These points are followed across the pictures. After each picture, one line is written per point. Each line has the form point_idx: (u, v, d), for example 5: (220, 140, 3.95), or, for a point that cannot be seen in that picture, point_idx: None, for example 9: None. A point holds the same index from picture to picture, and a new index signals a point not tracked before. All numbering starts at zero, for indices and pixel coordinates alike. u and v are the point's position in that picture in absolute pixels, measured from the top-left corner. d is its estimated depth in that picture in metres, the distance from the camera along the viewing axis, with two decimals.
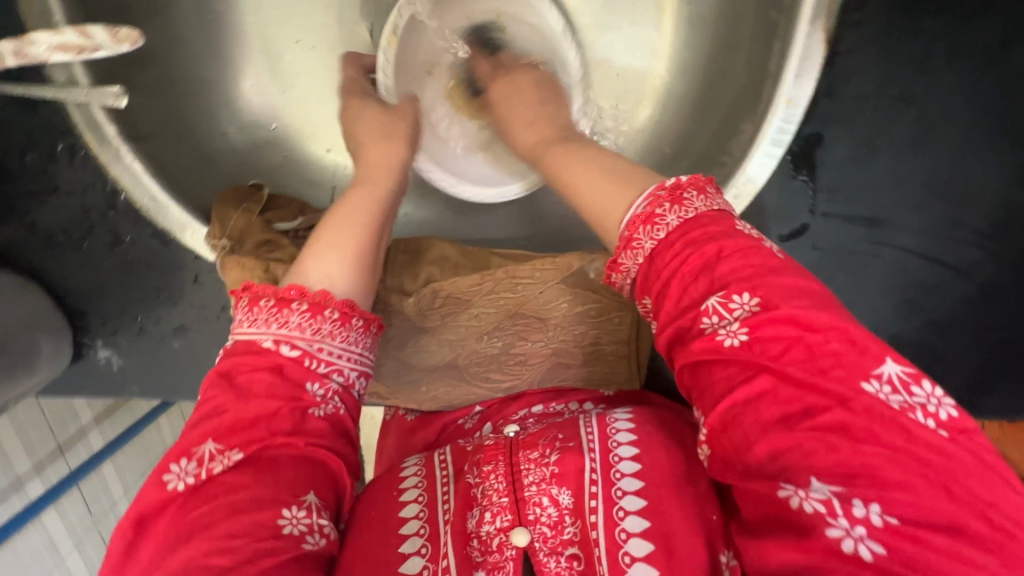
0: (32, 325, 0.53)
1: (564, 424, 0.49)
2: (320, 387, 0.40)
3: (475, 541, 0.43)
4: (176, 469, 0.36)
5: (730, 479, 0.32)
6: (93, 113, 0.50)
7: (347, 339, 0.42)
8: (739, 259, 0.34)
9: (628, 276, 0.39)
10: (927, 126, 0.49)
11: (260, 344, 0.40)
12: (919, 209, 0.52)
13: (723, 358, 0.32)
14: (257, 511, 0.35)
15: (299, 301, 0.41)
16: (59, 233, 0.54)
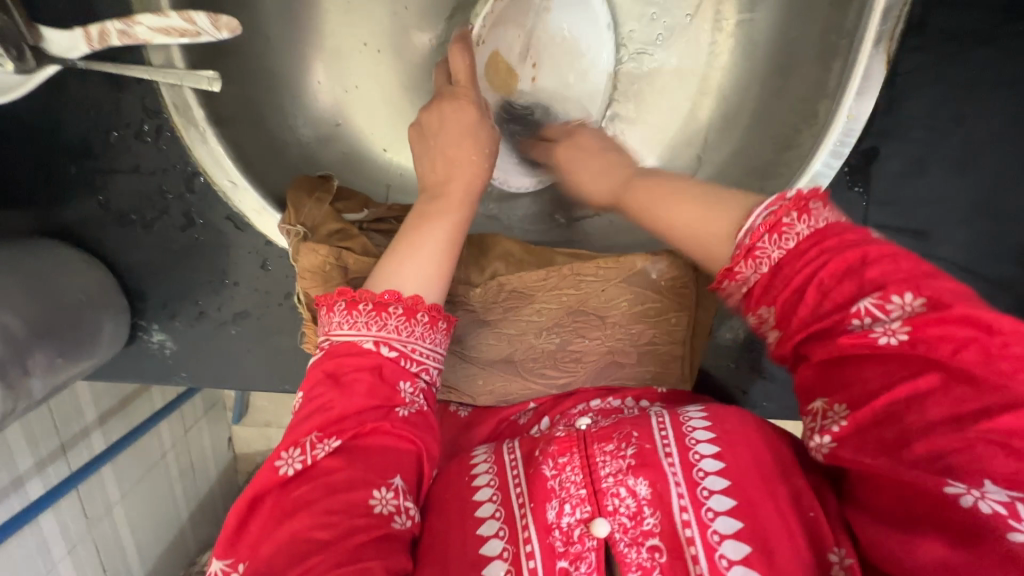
0: (99, 302, 0.53)
1: (636, 418, 0.50)
2: (410, 385, 0.44)
3: (556, 531, 0.44)
4: (286, 457, 0.40)
5: (867, 461, 0.32)
6: (185, 94, 0.51)
7: (435, 342, 0.46)
8: (890, 262, 0.36)
9: (745, 285, 0.42)
10: (974, 146, 0.53)
11: (362, 346, 0.43)
12: (963, 225, 0.55)
13: (875, 354, 0.34)
14: (351, 491, 0.39)
15: (396, 305, 0.45)
16: (132, 212, 0.54)
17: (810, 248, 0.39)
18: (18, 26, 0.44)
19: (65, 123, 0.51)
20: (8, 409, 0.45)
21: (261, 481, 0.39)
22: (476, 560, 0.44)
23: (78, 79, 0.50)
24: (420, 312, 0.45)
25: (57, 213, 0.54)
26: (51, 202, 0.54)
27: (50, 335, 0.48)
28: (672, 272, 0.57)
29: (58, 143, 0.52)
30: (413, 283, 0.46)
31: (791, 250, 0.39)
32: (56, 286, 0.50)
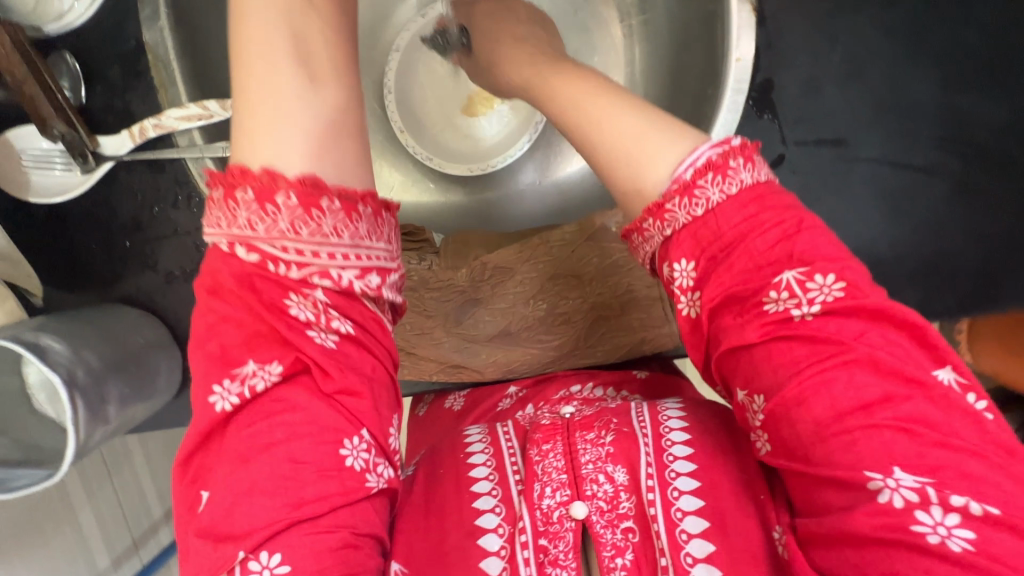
0: (155, 346, 0.64)
1: (616, 410, 0.53)
2: (300, 300, 0.38)
3: (539, 511, 0.47)
4: (222, 390, 0.38)
5: (794, 466, 0.39)
6: (206, 164, 0.63)
7: (355, 236, 0.39)
8: (813, 235, 0.41)
9: (694, 212, 0.41)
10: (855, 58, 0.62)
11: (222, 248, 0.38)
12: (876, 125, 0.63)
13: (801, 337, 0.39)
14: (317, 438, 0.38)
15: (245, 189, 0.37)
16: (177, 270, 0.66)
17: (749, 196, 0.41)
18: (83, 139, 0.60)
19: (117, 207, 0.64)
20: (91, 433, 0.54)
21: (203, 418, 0.38)
22: (472, 529, 0.47)
23: (124, 170, 0.63)
24: (326, 201, 0.38)
25: (119, 284, 0.66)
26: (113, 275, 0.66)
27: (121, 371, 0.58)
28: None
29: (113, 225, 0.64)
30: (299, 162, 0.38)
31: (710, 210, 0.41)
32: (122, 334, 0.61)
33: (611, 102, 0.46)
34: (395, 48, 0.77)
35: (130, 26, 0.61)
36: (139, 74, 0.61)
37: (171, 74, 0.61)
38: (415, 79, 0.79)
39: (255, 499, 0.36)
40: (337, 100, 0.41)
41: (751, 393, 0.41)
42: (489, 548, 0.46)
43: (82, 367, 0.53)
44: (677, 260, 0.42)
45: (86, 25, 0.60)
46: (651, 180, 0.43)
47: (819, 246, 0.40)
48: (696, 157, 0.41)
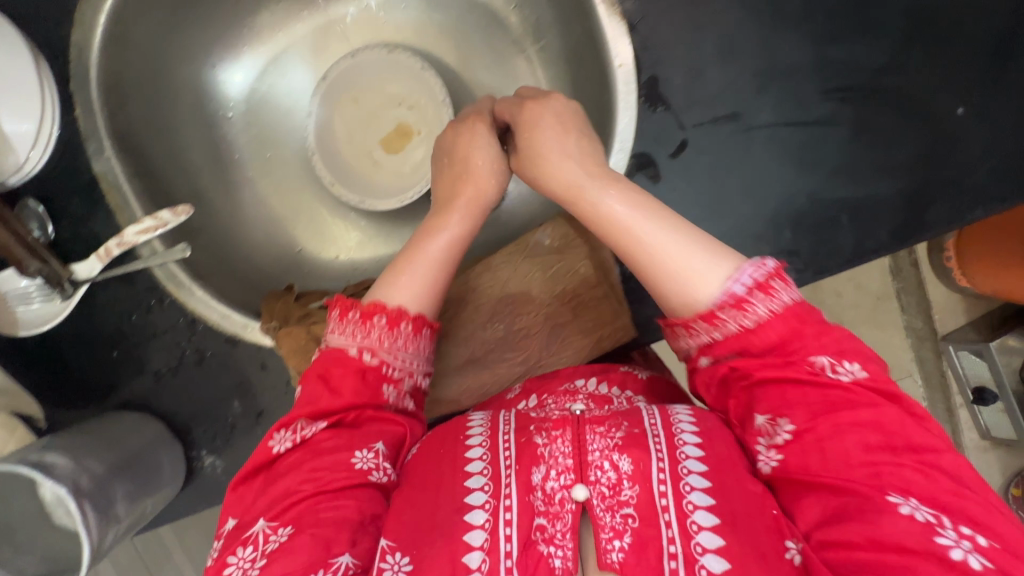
0: (155, 442, 0.68)
1: (628, 413, 0.55)
2: (394, 388, 0.59)
3: (539, 492, 0.50)
4: (279, 437, 0.55)
5: (821, 478, 0.47)
6: (171, 268, 0.69)
7: (417, 349, 0.61)
8: (840, 332, 0.53)
9: (740, 318, 0.51)
10: (729, 38, 0.66)
11: (349, 351, 0.58)
12: (765, 91, 0.66)
13: (846, 388, 0.49)
14: (336, 455, 0.53)
15: (380, 316, 0.59)
16: (163, 368, 0.71)
17: (783, 312, 0.51)
18: (58, 270, 0.66)
19: (100, 322, 0.70)
20: (104, 534, 0.58)
21: (259, 455, 0.56)
22: (460, 506, 0.50)
23: (102, 289, 0.70)
24: (404, 322, 0.60)
25: (114, 391, 0.71)
26: (108, 385, 0.71)
27: (125, 470, 0.62)
28: (559, 232, 0.70)
29: (100, 339, 0.71)
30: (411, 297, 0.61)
31: (757, 325, 0.51)
32: (122, 438, 0.65)
33: (650, 225, 0.56)
34: (308, 112, 0.84)
35: (81, 161, 0.68)
36: (97, 201, 0.68)
37: (124, 196, 0.68)
38: (335, 134, 0.85)
39: (277, 498, 0.52)
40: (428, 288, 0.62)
41: (775, 418, 0.50)
42: (475, 523, 0.49)
43: (85, 475, 0.57)
44: (713, 355, 0.54)
45: (44, 169, 0.67)
46: (689, 299, 0.54)
47: (848, 338, 0.53)
48: (738, 280, 0.52)
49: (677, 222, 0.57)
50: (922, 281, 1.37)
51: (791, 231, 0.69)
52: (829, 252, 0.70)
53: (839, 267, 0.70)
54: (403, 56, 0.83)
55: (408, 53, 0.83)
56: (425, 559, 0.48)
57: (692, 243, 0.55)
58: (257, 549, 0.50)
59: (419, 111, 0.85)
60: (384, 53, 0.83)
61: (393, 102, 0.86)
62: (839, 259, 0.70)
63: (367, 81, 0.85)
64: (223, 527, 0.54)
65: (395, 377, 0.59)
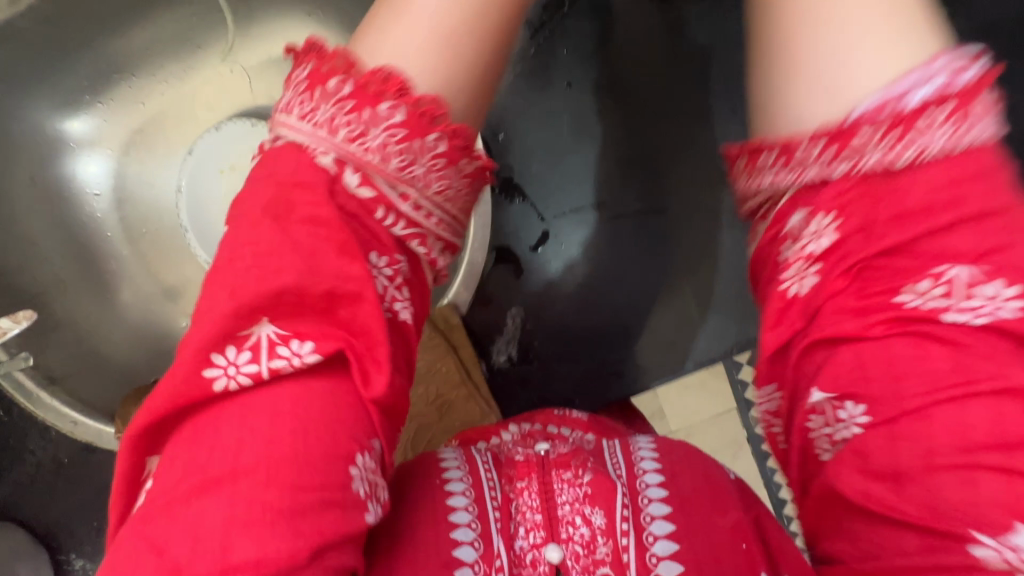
0: (13, 556, 0.66)
1: (593, 451, 0.48)
2: (389, 262, 0.39)
3: (511, 552, 0.42)
4: (224, 363, 0.34)
5: (878, 493, 0.34)
6: (18, 377, 0.66)
7: (438, 181, 0.40)
8: (1005, 227, 0.33)
9: (810, 164, 0.37)
10: (585, 121, 0.61)
11: (320, 156, 0.38)
12: (628, 180, 0.62)
13: (963, 343, 0.33)
14: (294, 458, 0.32)
15: (380, 95, 0.38)
16: (21, 477, 0.69)
17: (895, 167, 0.35)
18: None
19: None
20: None
21: (185, 391, 0.33)
22: (449, 559, 0.39)
23: None
24: (435, 133, 0.39)
25: None
26: None
27: None
28: None
29: None
30: (390, 52, 0.40)
31: (854, 170, 0.36)
32: None
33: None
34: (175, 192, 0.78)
35: None
36: None
37: None
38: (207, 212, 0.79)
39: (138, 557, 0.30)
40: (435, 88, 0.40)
41: (843, 400, 0.36)
42: None
43: None
44: (822, 210, 0.37)
45: None
46: (841, 104, 0.37)
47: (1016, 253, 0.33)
48: (913, 85, 0.35)
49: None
50: None
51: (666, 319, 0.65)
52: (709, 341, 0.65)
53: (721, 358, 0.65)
54: None
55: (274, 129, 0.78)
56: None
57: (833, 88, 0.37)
58: None
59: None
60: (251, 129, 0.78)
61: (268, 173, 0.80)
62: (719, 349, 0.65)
63: (236, 156, 0.79)
64: None
65: (365, 154, 0.38)
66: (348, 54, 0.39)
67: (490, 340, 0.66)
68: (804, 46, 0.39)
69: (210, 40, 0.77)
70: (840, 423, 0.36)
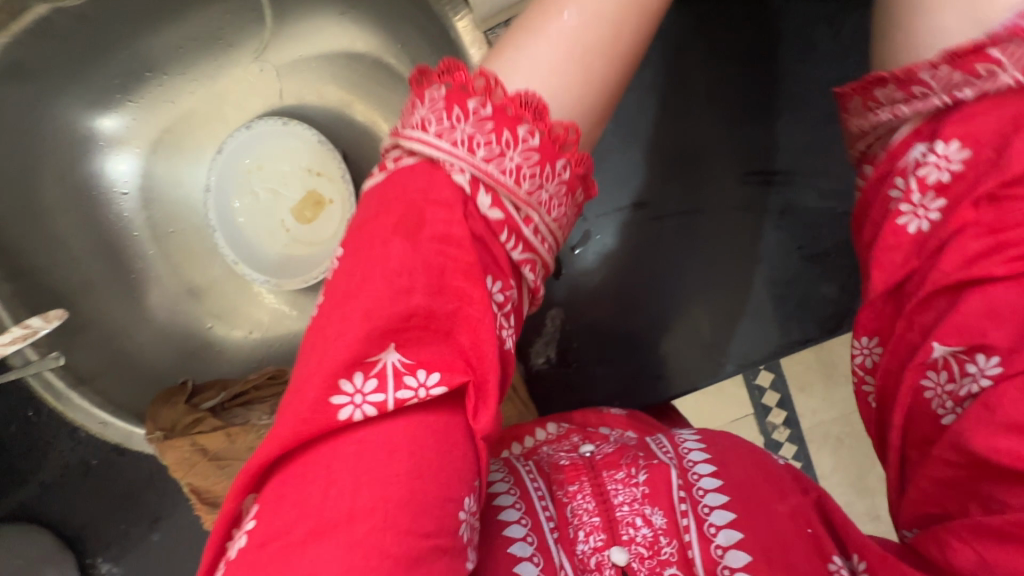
0: (41, 560, 0.65)
1: (640, 446, 0.50)
2: (502, 287, 0.38)
3: (577, 555, 0.44)
4: (350, 392, 0.34)
5: (1004, 447, 0.33)
6: (48, 377, 0.65)
7: (557, 211, 0.40)
8: None
9: (931, 103, 0.36)
10: (631, 119, 0.60)
11: (453, 172, 0.37)
12: (670, 180, 0.61)
13: None
14: (414, 488, 0.33)
15: (514, 113, 0.38)
16: (48, 478, 0.68)
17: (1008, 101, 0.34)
18: None
19: None
20: None
21: (304, 422, 0.33)
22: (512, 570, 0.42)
23: None
24: (563, 159, 0.39)
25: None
26: None
27: None
28: None
29: None
30: (527, 72, 0.39)
31: (981, 96, 0.34)
32: None
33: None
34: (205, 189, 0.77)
35: None
36: None
37: None
38: (238, 207, 0.79)
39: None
40: (592, 75, 0.40)
41: (971, 351, 0.35)
42: None
43: None
44: (945, 140, 0.36)
45: None
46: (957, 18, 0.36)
47: None
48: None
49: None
50: None
51: (706, 321, 0.63)
52: (748, 346, 0.63)
53: (764, 361, 0.64)
54: (303, 133, 0.78)
55: (304, 127, 0.78)
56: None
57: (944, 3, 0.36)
58: None
59: (328, 179, 0.79)
60: (281, 127, 0.78)
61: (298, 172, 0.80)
62: (760, 354, 0.64)
63: (265, 153, 0.79)
64: None
65: (502, 175, 0.37)
66: (491, 75, 0.38)
67: (528, 341, 0.65)
68: None
69: (242, 39, 0.76)
70: (965, 381, 0.36)
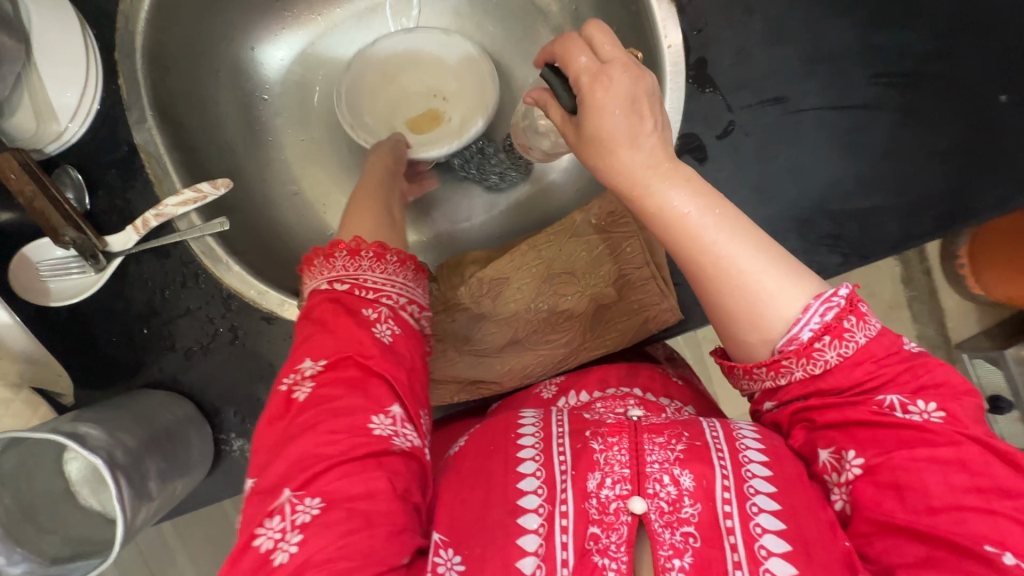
0: (186, 420, 0.66)
1: (687, 423, 0.54)
2: (373, 311, 0.56)
3: (593, 499, 0.49)
4: (291, 387, 0.52)
5: (870, 527, 0.46)
6: (208, 241, 0.68)
7: (385, 271, 0.58)
8: (933, 379, 0.47)
9: (761, 384, 0.51)
10: (776, 24, 0.68)
11: (320, 288, 0.57)
12: (809, 77, 0.68)
13: (922, 432, 0.45)
14: (352, 415, 0.50)
15: (340, 251, 0.58)
16: (195, 344, 0.69)
17: (797, 386, 0.50)
18: (92, 240, 0.64)
19: (131, 297, 0.68)
20: (136, 508, 0.54)
21: (274, 407, 0.52)
22: (513, 508, 0.49)
23: (133, 262, 0.68)
24: (363, 250, 0.58)
25: (144, 370, 0.69)
26: (136, 363, 0.69)
27: (156, 446, 0.59)
28: (605, 211, 0.68)
29: (130, 315, 0.68)
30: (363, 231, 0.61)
31: (819, 372, 0.48)
32: (151, 415, 0.62)
33: (677, 213, 0.50)
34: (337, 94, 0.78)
35: (120, 131, 0.67)
36: (135, 170, 0.67)
37: (164, 166, 0.67)
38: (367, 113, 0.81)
39: (286, 468, 0.48)
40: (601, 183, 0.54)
41: (840, 453, 0.48)
42: (529, 526, 0.48)
43: (119, 448, 0.55)
44: (769, 401, 0.53)
45: (83, 137, 0.66)
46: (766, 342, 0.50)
47: (933, 381, 0.47)
48: (801, 329, 0.48)
49: (738, 221, 0.50)
50: (934, 288, 1.35)
51: (833, 212, 0.69)
52: (872, 238, 0.69)
53: (882, 255, 0.69)
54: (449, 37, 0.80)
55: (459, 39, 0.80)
56: (476, 560, 0.47)
57: (708, 271, 0.50)
58: (285, 520, 0.45)
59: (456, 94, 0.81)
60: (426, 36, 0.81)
61: (430, 82, 0.82)
62: (883, 245, 0.69)
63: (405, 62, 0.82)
64: (282, 499, 0.46)
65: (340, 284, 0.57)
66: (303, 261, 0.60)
67: None
68: (698, 238, 0.49)
69: None
70: (845, 470, 0.48)
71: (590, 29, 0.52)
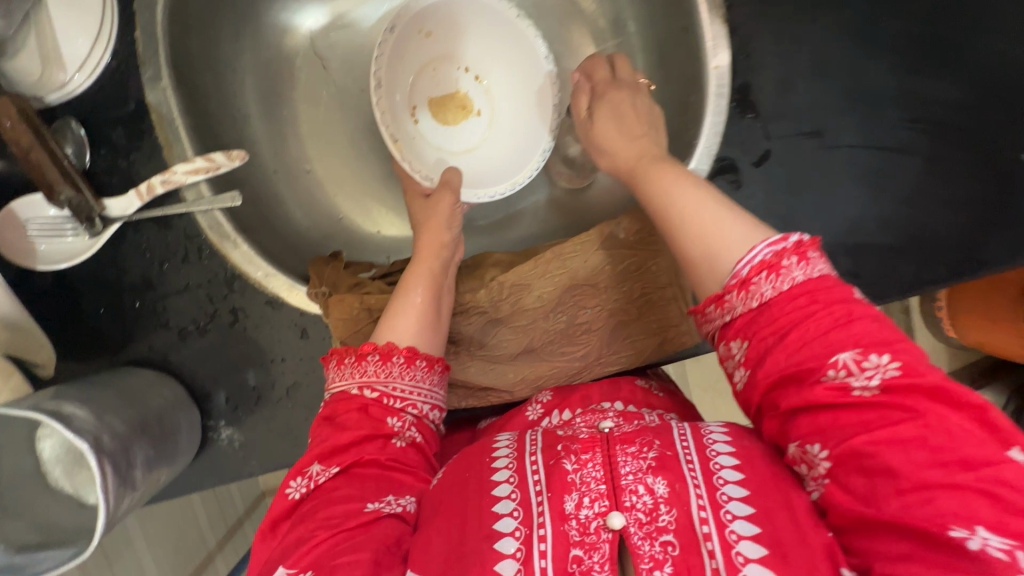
0: (176, 403, 0.62)
1: (659, 430, 0.52)
2: (398, 420, 0.55)
3: (573, 521, 0.46)
4: (295, 484, 0.52)
5: (844, 516, 0.42)
6: (216, 216, 0.64)
7: (414, 377, 0.56)
8: (879, 327, 0.44)
9: (713, 322, 0.50)
10: (822, 58, 0.68)
11: (350, 392, 0.55)
12: (847, 113, 0.68)
13: (877, 401, 0.42)
14: (348, 502, 0.49)
15: (373, 353, 0.56)
16: (190, 323, 0.65)
17: (744, 324, 0.48)
18: (90, 203, 0.60)
19: (127, 267, 0.64)
20: (121, 496, 0.51)
21: (278, 505, 0.52)
22: (490, 534, 0.46)
23: (132, 231, 0.63)
24: (396, 355, 0.56)
25: (131, 347, 0.64)
26: (125, 338, 0.64)
27: (144, 430, 0.55)
28: (635, 227, 0.67)
29: (122, 286, 0.64)
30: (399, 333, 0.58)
31: (764, 304, 0.47)
32: (142, 394, 0.59)
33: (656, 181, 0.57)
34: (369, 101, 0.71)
35: (130, 86, 0.62)
36: (142, 132, 0.63)
37: (175, 131, 0.63)
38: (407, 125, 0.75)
39: (284, 550, 0.48)
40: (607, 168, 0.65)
41: (805, 447, 0.45)
42: (506, 551, 0.45)
43: (106, 432, 0.51)
44: (728, 340, 0.49)
45: (87, 90, 0.62)
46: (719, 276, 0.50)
47: (884, 336, 0.44)
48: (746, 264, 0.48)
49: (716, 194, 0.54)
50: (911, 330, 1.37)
51: (857, 248, 0.69)
52: (888, 277, 0.69)
53: (897, 296, 0.70)
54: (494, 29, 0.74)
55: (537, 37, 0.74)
56: None
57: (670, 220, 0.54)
58: None
59: (486, 89, 0.78)
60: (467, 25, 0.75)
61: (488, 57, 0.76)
62: (899, 285, 0.69)
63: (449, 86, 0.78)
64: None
65: (369, 390, 0.54)
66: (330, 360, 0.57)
67: None
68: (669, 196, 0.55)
69: None
70: (813, 462, 0.44)
71: (590, 63, 0.71)
